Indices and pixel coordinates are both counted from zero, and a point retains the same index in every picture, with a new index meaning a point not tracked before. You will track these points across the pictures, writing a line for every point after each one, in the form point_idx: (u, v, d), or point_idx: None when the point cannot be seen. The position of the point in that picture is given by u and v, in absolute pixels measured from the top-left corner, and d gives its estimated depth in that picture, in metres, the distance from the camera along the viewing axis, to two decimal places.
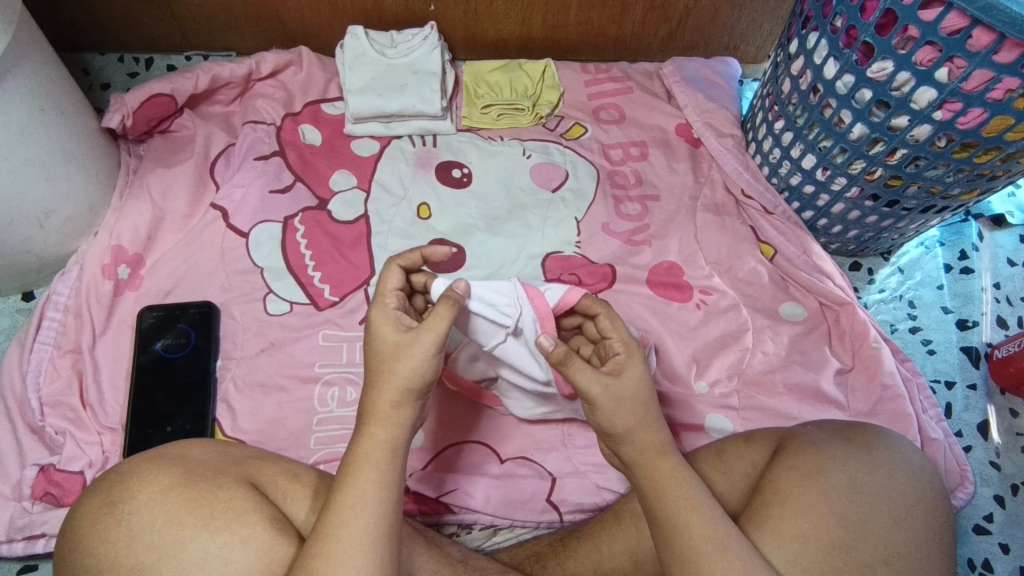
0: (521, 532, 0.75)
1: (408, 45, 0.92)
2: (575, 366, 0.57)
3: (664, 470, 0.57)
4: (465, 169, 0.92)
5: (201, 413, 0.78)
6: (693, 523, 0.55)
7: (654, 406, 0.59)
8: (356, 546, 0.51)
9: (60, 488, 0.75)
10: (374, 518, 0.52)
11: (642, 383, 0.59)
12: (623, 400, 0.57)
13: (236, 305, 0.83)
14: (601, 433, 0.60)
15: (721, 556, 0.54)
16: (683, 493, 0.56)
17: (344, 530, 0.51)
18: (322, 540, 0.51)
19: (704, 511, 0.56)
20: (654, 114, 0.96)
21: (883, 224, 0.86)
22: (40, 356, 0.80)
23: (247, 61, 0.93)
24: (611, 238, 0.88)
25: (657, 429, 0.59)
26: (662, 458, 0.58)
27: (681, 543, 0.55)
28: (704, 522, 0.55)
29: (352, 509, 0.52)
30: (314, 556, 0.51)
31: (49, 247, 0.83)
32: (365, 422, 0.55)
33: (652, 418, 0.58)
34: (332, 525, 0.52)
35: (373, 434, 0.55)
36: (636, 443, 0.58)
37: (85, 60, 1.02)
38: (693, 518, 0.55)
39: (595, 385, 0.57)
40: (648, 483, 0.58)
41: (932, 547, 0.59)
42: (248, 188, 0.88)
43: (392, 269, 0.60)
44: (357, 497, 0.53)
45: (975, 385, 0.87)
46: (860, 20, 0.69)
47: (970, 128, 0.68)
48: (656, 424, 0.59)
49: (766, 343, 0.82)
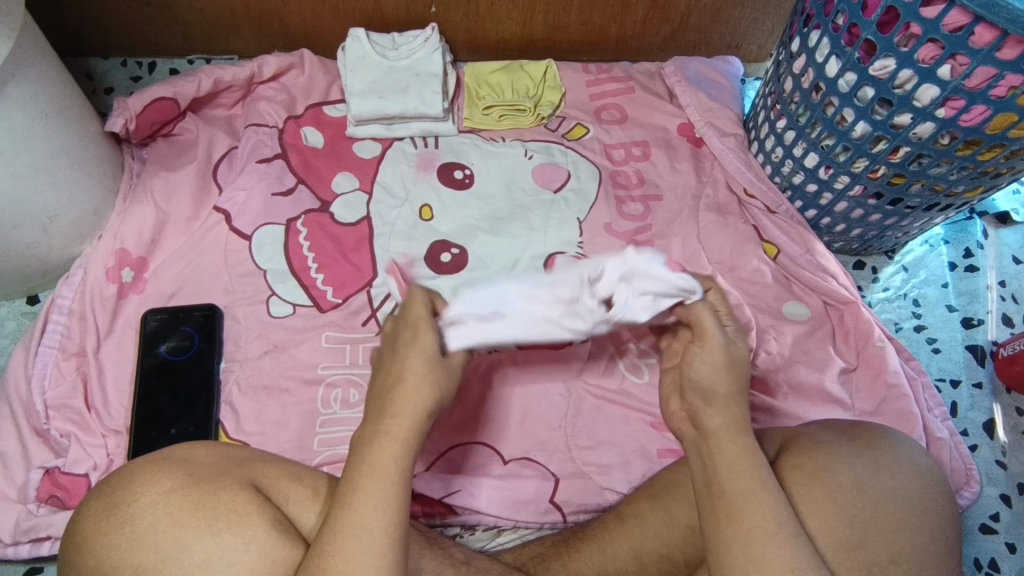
0: (524, 533, 0.75)
1: (410, 47, 0.92)
2: (705, 317, 0.60)
3: (737, 450, 0.57)
4: (467, 170, 0.92)
5: (205, 416, 0.78)
6: (755, 510, 0.54)
7: (741, 391, 0.59)
8: (376, 547, 0.51)
9: (65, 491, 0.75)
10: (392, 520, 0.52)
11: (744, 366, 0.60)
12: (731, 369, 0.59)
13: (240, 308, 0.84)
14: (690, 392, 0.60)
15: (788, 549, 0.53)
16: (756, 477, 0.55)
17: (365, 530, 0.51)
18: (342, 539, 0.51)
19: (775, 498, 0.55)
20: (656, 114, 0.96)
21: (887, 221, 0.85)
22: (45, 359, 0.80)
23: (250, 64, 0.94)
24: (613, 239, 0.88)
25: (742, 405, 0.58)
26: (740, 435, 0.57)
27: (747, 526, 0.53)
28: (764, 515, 0.54)
29: (371, 508, 0.52)
30: (332, 555, 0.51)
31: (54, 250, 0.83)
32: (393, 420, 0.54)
33: (739, 394, 0.59)
34: (348, 525, 0.52)
35: (394, 431, 0.54)
36: (722, 411, 0.58)
37: (89, 65, 1.02)
38: (757, 509, 0.54)
39: (720, 335, 0.59)
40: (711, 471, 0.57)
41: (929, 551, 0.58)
42: (250, 191, 0.88)
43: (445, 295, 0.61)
44: (379, 497, 0.52)
45: (981, 384, 0.87)
46: (862, 18, 0.69)
47: (974, 125, 0.67)
48: (739, 416, 0.58)
49: (769, 342, 0.81)
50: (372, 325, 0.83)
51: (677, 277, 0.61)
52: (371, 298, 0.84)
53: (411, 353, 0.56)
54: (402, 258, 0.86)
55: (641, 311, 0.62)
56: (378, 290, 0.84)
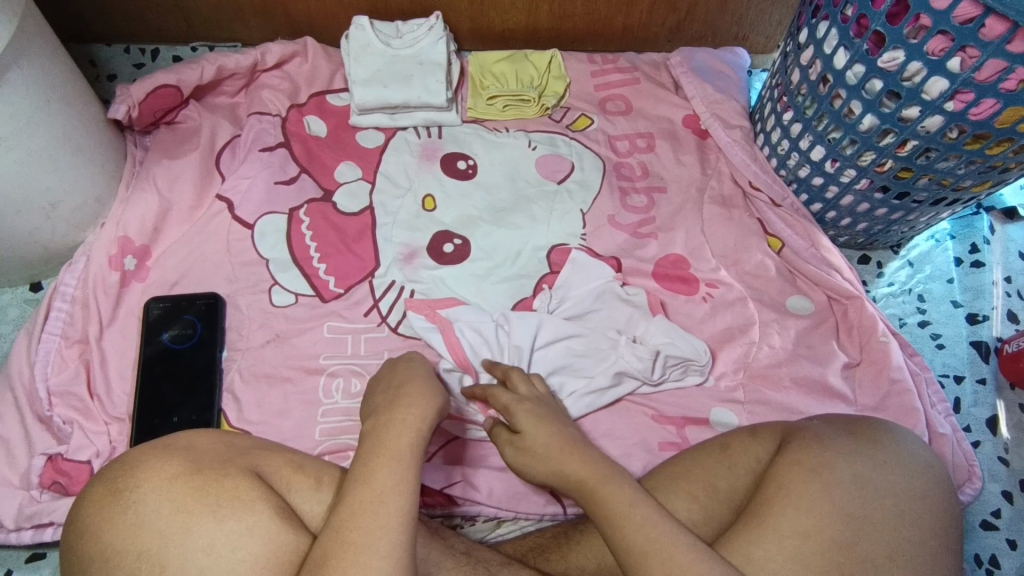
0: (524, 524, 0.76)
1: (413, 35, 0.91)
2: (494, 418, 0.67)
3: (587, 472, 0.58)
4: (470, 160, 0.91)
5: (208, 404, 0.77)
6: (628, 531, 0.53)
7: (560, 435, 0.61)
8: (392, 522, 0.50)
9: (67, 477, 0.75)
10: (407, 497, 0.52)
11: (535, 420, 0.63)
12: (524, 447, 0.62)
13: (242, 296, 0.84)
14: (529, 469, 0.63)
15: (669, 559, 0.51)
16: (617, 496, 0.55)
17: (383, 506, 0.51)
18: (359, 515, 0.50)
19: (640, 514, 0.54)
20: (662, 105, 0.96)
21: (893, 216, 0.84)
22: (48, 346, 0.80)
23: (253, 51, 0.93)
24: (617, 230, 0.87)
25: (562, 441, 0.60)
26: (577, 460, 0.59)
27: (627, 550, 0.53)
28: (642, 530, 0.53)
29: (390, 486, 0.52)
30: (350, 529, 0.50)
31: (57, 237, 0.83)
32: (401, 412, 0.57)
33: (552, 428, 0.62)
34: (366, 501, 0.51)
35: (406, 419, 0.57)
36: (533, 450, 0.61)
37: (92, 52, 1.02)
38: (629, 528, 0.53)
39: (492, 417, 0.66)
40: (590, 502, 0.57)
41: (926, 542, 0.58)
42: (253, 179, 0.88)
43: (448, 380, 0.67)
44: (395, 477, 0.53)
45: (984, 380, 0.86)
46: (871, 9, 0.68)
47: (983, 119, 0.67)
48: (564, 447, 0.60)
49: (772, 336, 0.81)
50: (374, 315, 0.83)
51: (691, 345, 0.78)
52: (373, 288, 0.84)
53: (405, 379, 0.62)
54: (404, 248, 0.86)
55: (656, 365, 0.77)
56: (380, 280, 0.84)
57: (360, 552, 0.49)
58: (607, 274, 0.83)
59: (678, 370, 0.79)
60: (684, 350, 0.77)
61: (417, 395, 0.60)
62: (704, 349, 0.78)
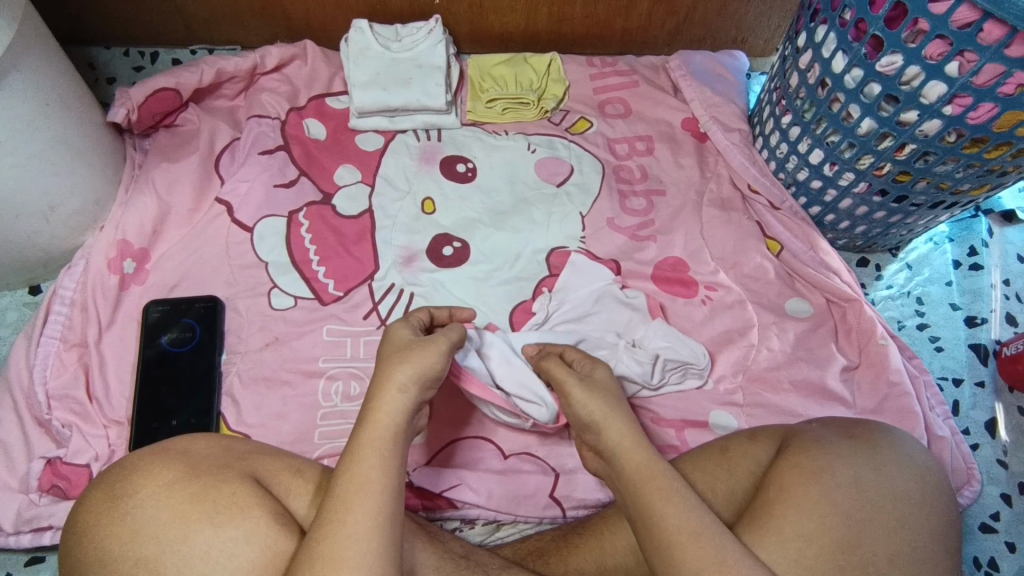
0: (523, 527, 0.75)
1: (413, 38, 0.92)
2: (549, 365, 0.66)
3: (640, 452, 0.58)
4: (470, 163, 0.91)
5: (207, 407, 0.78)
6: (671, 515, 0.53)
7: (621, 400, 0.63)
8: (360, 530, 0.50)
9: (66, 481, 0.75)
10: (371, 502, 0.51)
11: (610, 379, 0.65)
12: (594, 390, 0.62)
13: (241, 299, 0.84)
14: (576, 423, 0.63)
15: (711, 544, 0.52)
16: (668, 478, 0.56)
17: (349, 514, 0.51)
18: (327, 526, 0.50)
19: (685, 499, 0.55)
20: (660, 108, 0.96)
21: (891, 219, 0.85)
22: (46, 350, 0.80)
23: (252, 54, 0.94)
24: (616, 234, 0.87)
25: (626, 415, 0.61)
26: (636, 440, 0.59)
27: (663, 533, 0.53)
28: (681, 512, 0.54)
29: (354, 494, 0.52)
30: (318, 541, 0.50)
31: (56, 241, 0.83)
32: (371, 407, 0.56)
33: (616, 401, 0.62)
34: (337, 510, 0.51)
35: (376, 419, 0.55)
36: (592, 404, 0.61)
37: (92, 55, 1.02)
38: (670, 509, 0.54)
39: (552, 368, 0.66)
40: (634, 473, 0.57)
41: (916, 546, 0.57)
42: (252, 182, 0.88)
43: (455, 329, 0.63)
44: (362, 483, 0.52)
45: (983, 383, 0.86)
46: (869, 14, 0.68)
47: (981, 122, 0.67)
48: (623, 413, 0.61)
49: (772, 339, 0.81)
50: (374, 318, 0.83)
51: (689, 348, 0.78)
52: (373, 290, 0.84)
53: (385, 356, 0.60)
54: (403, 251, 0.86)
55: (654, 368, 0.76)
56: (380, 283, 0.84)
57: (328, 563, 0.49)
58: (607, 277, 0.83)
59: (677, 374, 0.78)
60: (681, 355, 0.78)
61: (389, 380, 0.57)
62: (703, 352, 0.78)
